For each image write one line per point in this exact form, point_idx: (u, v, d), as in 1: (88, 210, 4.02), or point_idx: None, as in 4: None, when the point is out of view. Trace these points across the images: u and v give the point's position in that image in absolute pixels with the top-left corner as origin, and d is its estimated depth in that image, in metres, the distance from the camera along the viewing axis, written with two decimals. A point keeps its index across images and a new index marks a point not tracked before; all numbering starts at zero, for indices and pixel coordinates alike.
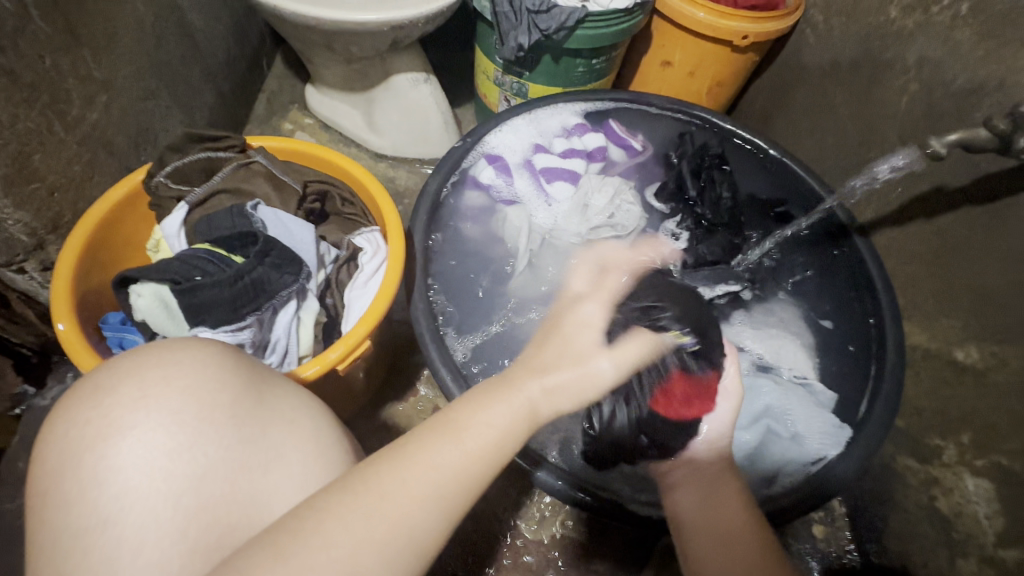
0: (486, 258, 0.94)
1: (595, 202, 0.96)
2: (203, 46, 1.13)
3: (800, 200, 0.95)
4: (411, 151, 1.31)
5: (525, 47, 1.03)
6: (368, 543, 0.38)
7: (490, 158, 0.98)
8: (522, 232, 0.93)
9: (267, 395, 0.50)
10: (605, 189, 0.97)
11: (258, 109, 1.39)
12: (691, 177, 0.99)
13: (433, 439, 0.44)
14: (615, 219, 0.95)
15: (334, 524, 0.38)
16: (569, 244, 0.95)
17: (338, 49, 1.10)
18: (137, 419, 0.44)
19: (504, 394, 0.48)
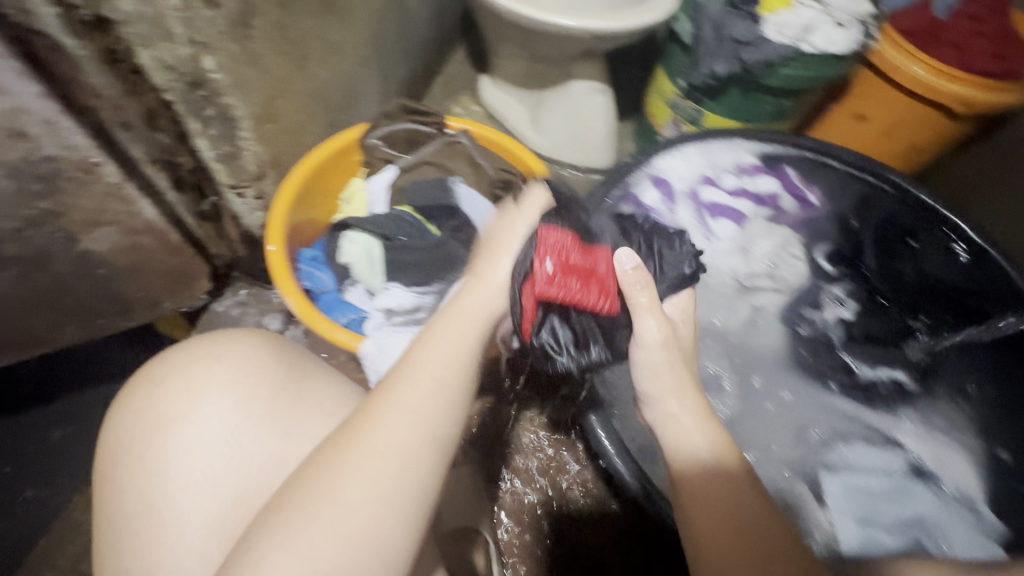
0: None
1: (759, 247, 0.91)
2: (410, 26, 1.22)
3: (1005, 292, 0.74)
4: (566, 157, 1.33)
5: (718, 75, 1.02)
6: (355, 492, 0.45)
7: (655, 181, 0.96)
8: None
9: (296, 388, 0.60)
10: (770, 238, 0.92)
11: (434, 90, 1.48)
12: (871, 246, 0.90)
13: (397, 379, 0.50)
14: (777, 269, 0.90)
15: (320, 488, 0.45)
16: (721, 285, 0.90)
17: (531, 48, 1.15)
18: (195, 416, 0.55)
19: (459, 330, 0.53)
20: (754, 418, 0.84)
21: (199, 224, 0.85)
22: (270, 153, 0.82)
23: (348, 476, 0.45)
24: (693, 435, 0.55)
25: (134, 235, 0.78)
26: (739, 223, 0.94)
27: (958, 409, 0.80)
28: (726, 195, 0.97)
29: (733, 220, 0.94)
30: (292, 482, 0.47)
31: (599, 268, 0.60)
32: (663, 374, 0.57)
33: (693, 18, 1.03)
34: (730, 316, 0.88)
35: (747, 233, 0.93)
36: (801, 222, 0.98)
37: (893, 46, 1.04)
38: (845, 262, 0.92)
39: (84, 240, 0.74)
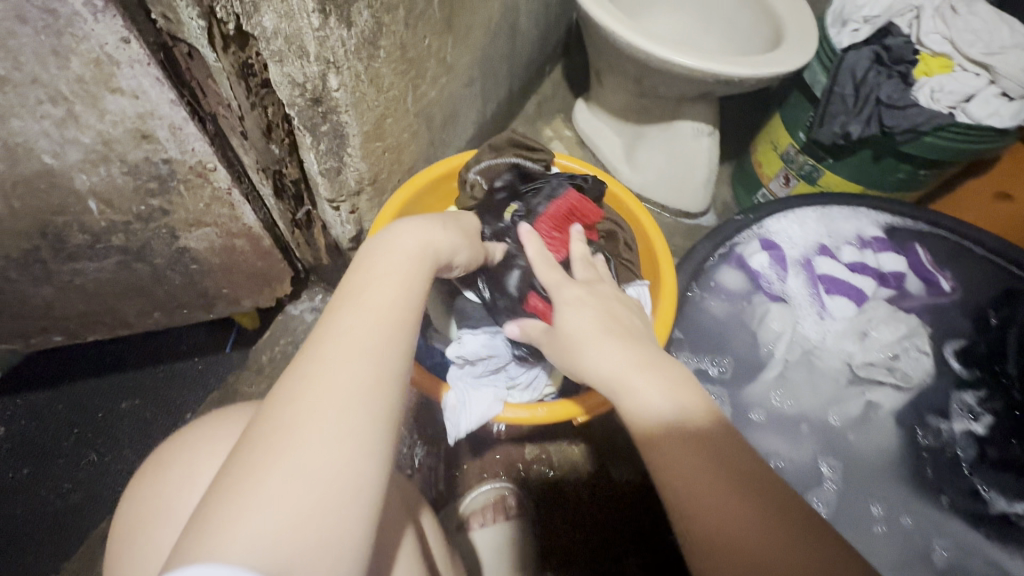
0: (733, 348, 0.84)
1: (878, 333, 0.81)
2: (517, 46, 1.19)
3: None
4: (658, 195, 1.26)
5: (852, 136, 0.91)
6: (286, 454, 0.34)
7: (766, 243, 0.88)
8: (783, 337, 0.82)
9: None
10: (895, 325, 0.81)
11: (527, 110, 1.45)
12: (1015, 352, 0.80)
13: (325, 324, 0.41)
14: (898, 362, 0.79)
15: (259, 459, 0.34)
16: (832, 370, 0.81)
17: (642, 82, 1.09)
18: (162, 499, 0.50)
19: (392, 274, 0.47)
20: (860, 532, 0.75)
21: (291, 230, 0.85)
22: (372, 170, 0.81)
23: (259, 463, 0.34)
24: (652, 396, 0.46)
25: (230, 237, 0.77)
26: (857, 302, 0.84)
27: None
28: (844, 269, 0.87)
29: (851, 297, 0.84)
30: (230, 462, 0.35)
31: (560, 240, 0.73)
32: (584, 321, 0.54)
33: (829, 71, 0.93)
34: (840, 407, 0.79)
35: (867, 314, 0.83)
36: (929, 310, 0.87)
37: None
38: (980, 365, 0.81)
39: (183, 237, 0.75)
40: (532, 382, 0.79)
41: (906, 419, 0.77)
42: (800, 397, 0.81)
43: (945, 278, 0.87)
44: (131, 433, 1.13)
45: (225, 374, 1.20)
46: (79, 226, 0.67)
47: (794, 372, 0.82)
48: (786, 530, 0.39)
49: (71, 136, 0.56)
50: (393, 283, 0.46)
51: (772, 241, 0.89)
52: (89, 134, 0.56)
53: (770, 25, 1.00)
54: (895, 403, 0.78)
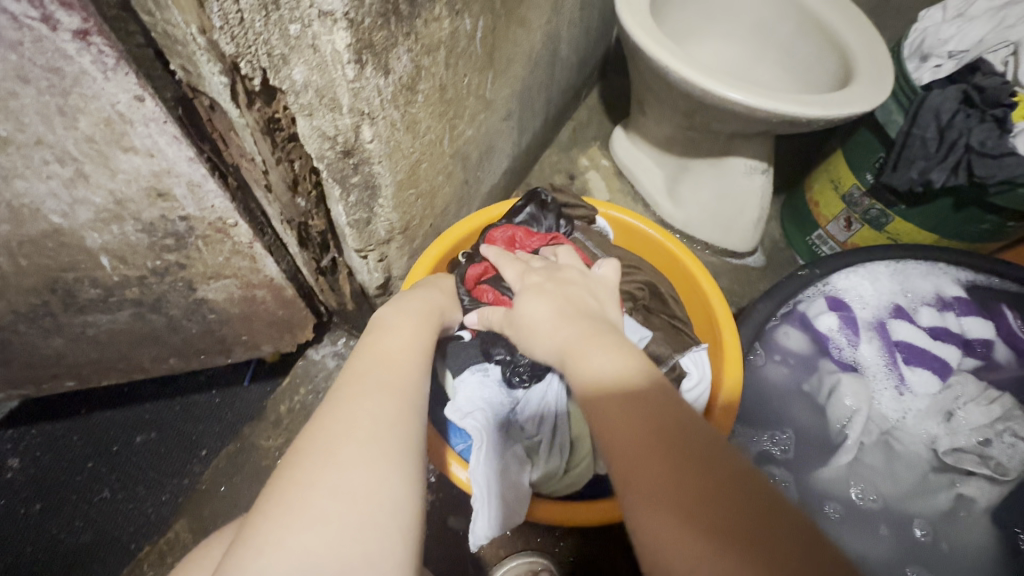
0: (802, 425, 0.74)
1: (967, 415, 0.72)
2: (556, 74, 1.12)
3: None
4: (702, 233, 1.18)
5: (933, 185, 0.81)
6: (317, 486, 0.35)
7: (835, 303, 0.79)
8: (859, 415, 0.72)
9: None
10: (988, 405, 0.72)
11: (562, 136, 1.38)
12: None
13: (347, 373, 0.44)
14: (993, 450, 0.70)
15: (311, 494, 0.34)
16: (914, 455, 0.72)
17: (692, 116, 1.01)
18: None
19: (402, 336, 0.51)
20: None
21: (315, 277, 0.79)
22: (403, 218, 0.75)
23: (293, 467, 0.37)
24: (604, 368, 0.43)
25: (251, 288, 0.72)
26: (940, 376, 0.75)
27: None
28: (925, 336, 0.78)
29: (933, 369, 0.75)
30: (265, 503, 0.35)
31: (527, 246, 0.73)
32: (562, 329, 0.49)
33: (907, 111, 0.84)
34: (926, 498, 0.70)
35: (953, 389, 0.74)
36: (1023, 381, 0.78)
37: None
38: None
39: (201, 289, 0.69)
40: (553, 443, 0.72)
41: (1008, 519, 0.67)
42: (880, 485, 0.71)
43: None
44: (143, 471, 1.08)
45: (241, 410, 1.15)
46: (90, 282, 0.62)
47: (872, 456, 0.72)
48: (746, 502, 0.33)
49: (82, 196, 0.51)
50: (406, 342, 0.50)
51: (841, 301, 0.79)
52: (101, 194, 0.51)
53: (838, 57, 0.92)
54: (994, 497, 0.68)
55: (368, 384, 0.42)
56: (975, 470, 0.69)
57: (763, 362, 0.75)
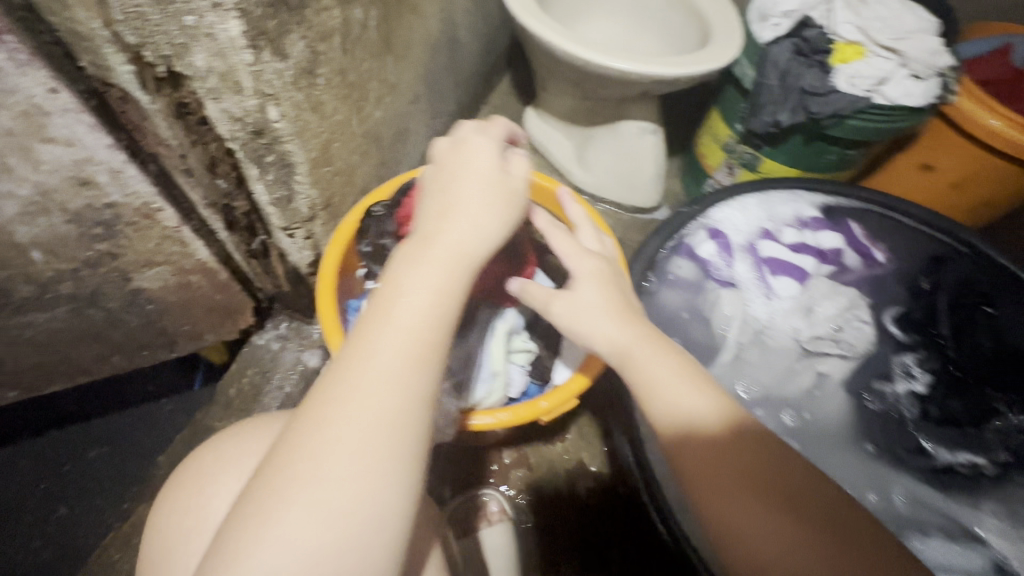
0: (691, 337, 0.88)
1: (823, 308, 0.86)
2: (460, 61, 1.21)
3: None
4: (612, 193, 1.30)
5: (782, 125, 0.97)
6: (320, 479, 0.39)
7: (711, 233, 0.93)
8: (734, 322, 0.87)
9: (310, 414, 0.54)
10: (837, 300, 0.87)
11: (478, 121, 1.47)
12: (945, 315, 0.86)
13: (353, 349, 0.43)
14: (843, 333, 0.84)
15: (318, 475, 0.39)
16: (782, 347, 0.86)
17: (584, 86, 1.12)
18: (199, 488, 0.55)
19: (425, 269, 0.46)
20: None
21: (247, 261, 0.85)
22: (323, 195, 0.82)
23: (295, 479, 0.39)
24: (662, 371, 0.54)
25: (185, 274, 0.77)
26: (800, 283, 0.89)
27: None
28: (786, 251, 0.92)
29: (792, 277, 0.89)
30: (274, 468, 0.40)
31: None
32: (596, 295, 0.58)
33: (756, 65, 0.99)
34: (794, 380, 0.84)
35: (810, 291, 0.88)
36: (870, 279, 0.93)
37: (968, 97, 0.99)
38: (919, 329, 0.85)
39: (135, 279, 0.74)
40: (480, 377, 0.74)
41: (854, 386, 0.83)
42: (755, 376, 0.85)
43: (879, 248, 0.93)
44: (101, 481, 1.10)
45: (196, 411, 1.18)
46: (24, 278, 0.67)
47: (748, 353, 0.86)
48: (775, 482, 0.50)
49: (6, 190, 0.56)
50: (424, 280, 0.45)
51: (717, 230, 0.93)
52: (27, 186, 0.56)
53: (698, 24, 1.05)
54: (842, 372, 0.83)
55: (386, 375, 0.42)
56: (827, 352, 0.84)
57: (655, 286, 0.87)
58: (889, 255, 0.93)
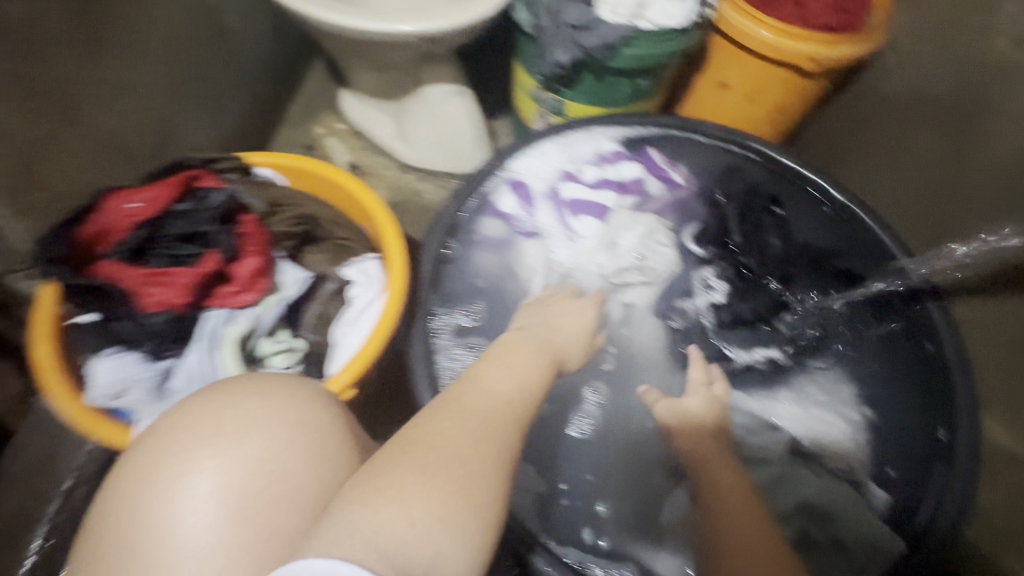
0: (502, 298, 0.85)
1: (624, 240, 0.88)
2: (238, 50, 1.10)
3: (862, 253, 0.83)
4: (440, 164, 1.25)
5: (562, 64, 0.96)
6: (420, 469, 0.44)
7: (512, 185, 0.90)
8: (538, 272, 0.87)
9: (301, 423, 0.53)
10: (637, 228, 0.89)
11: (293, 112, 1.36)
12: (736, 224, 0.90)
13: (451, 409, 0.52)
14: (646, 260, 0.87)
15: (407, 481, 0.43)
16: (591, 287, 0.86)
17: (370, 58, 1.05)
18: (179, 458, 0.49)
19: (519, 362, 0.62)
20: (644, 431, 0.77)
21: None
22: None
23: (399, 468, 0.44)
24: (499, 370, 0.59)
25: None
26: (601, 217, 0.91)
27: (834, 369, 0.82)
28: (587, 190, 0.92)
29: (595, 215, 0.91)
30: (371, 477, 0.44)
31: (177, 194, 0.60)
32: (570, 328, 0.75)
33: (529, 6, 0.96)
34: (606, 320, 0.83)
35: (612, 226, 0.90)
36: (676, 204, 0.93)
37: (740, 14, 1.00)
38: (714, 241, 0.90)
39: None
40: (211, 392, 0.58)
41: (659, 308, 0.86)
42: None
43: (680, 168, 0.93)
44: None
45: None
46: None
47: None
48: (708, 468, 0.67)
49: None
50: (528, 369, 0.62)
51: (518, 180, 0.90)
52: None
53: None
54: (648, 299, 0.85)
55: (471, 415, 0.51)
56: (631, 283, 0.86)
57: (457, 252, 0.84)
58: (687, 176, 0.93)
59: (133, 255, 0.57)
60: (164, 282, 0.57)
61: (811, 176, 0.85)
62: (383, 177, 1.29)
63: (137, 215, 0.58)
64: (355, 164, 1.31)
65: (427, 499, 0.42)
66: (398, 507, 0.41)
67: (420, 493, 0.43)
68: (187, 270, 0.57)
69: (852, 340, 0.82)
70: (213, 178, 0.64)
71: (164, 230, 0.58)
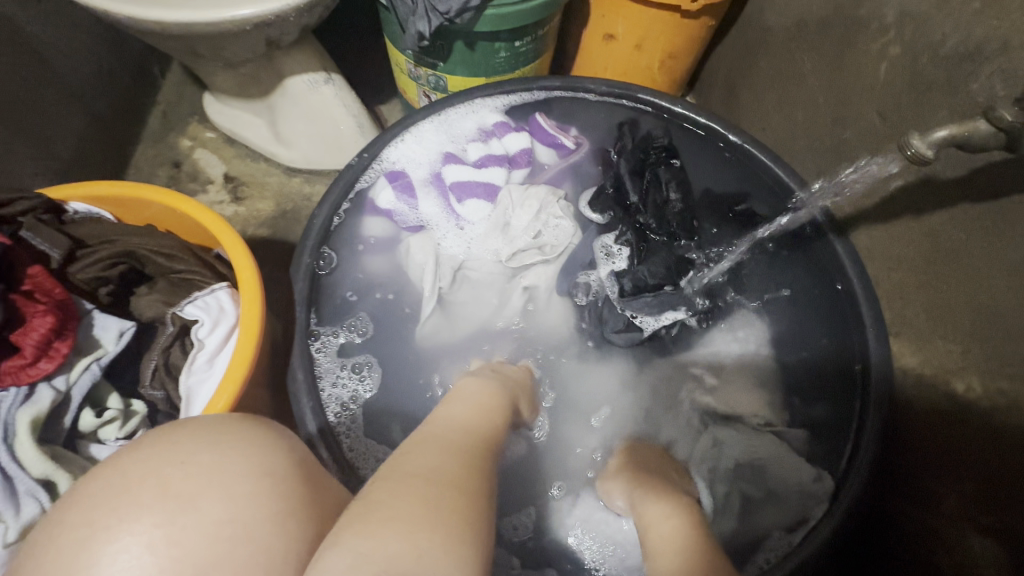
0: (397, 298, 0.79)
1: (518, 218, 0.80)
2: (52, 62, 0.94)
3: (764, 192, 0.81)
4: (326, 162, 1.14)
5: (427, 36, 0.86)
6: (410, 500, 0.37)
7: (386, 178, 0.81)
8: (427, 268, 0.77)
9: (232, 447, 0.38)
10: (529, 207, 0.80)
11: (151, 126, 1.20)
12: (631, 178, 0.83)
13: (418, 444, 0.46)
14: (543, 237, 0.79)
15: (394, 512, 0.35)
16: (489, 274, 0.79)
17: (207, 54, 0.92)
18: (87, 520, 0.34)
19: (480, 397, 0.59)
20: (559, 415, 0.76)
21: None
22: None
23: (377, 512, 0.36)
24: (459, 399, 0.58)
25: None
26: (489, 198, 0.83)
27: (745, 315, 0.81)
28: (471, 171, 0.83)
29: (484, 196, 0.82)
30: (347, 519, 0.36)
31: None
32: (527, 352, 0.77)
33: None
34: (507, 304, 0.78)
35: (502, 206, 0.81)
36: (570, 168, 0.89)
37: None
38: (614, 205, 0.83)
39: None
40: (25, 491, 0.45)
41: (563, 287, 0.80)
42: (469, 315, 0.78)
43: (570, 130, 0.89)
44: None
45: None
46: None
47: (456, 295, 0.79)
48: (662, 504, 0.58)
49: None
50: (490, 404, 0.58)
51: (392, 173, 0.82)
52: None
53: None
54: (548, 277, 0.79)
55: (439, 448, 0.45)
56: (530, 265, 0.79)
57: (332, 261, 0.76)
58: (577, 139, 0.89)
59: None
60: None
61: (701, 119, 0.83)
62: (266, 185, 1.16)
63: None
64: (231, 174, 1.17)
65: (427, 531, 0.35)
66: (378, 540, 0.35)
67: (422, 526, 0.35)
68: None
69: (762, 273, 0.82)
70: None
71: None
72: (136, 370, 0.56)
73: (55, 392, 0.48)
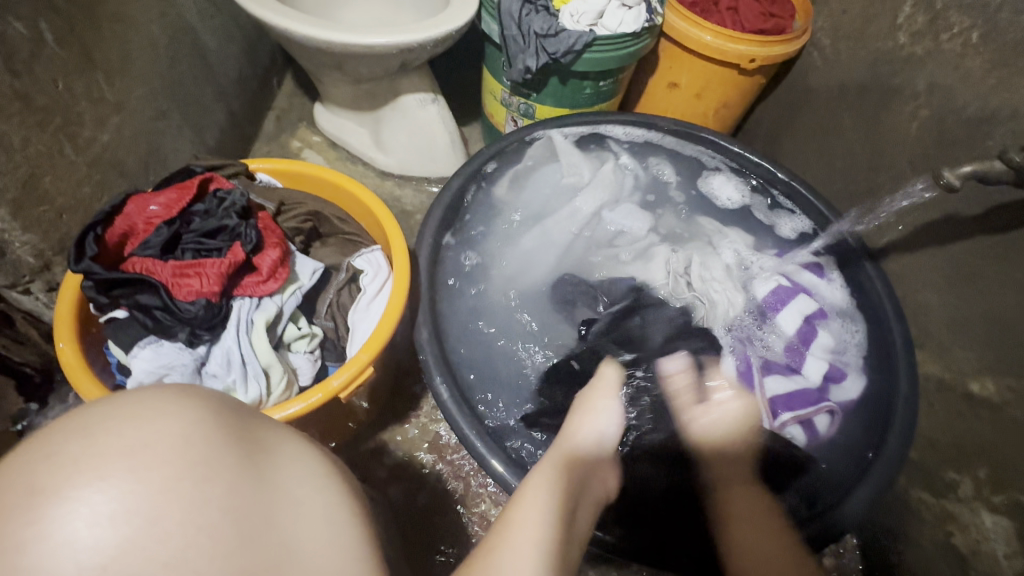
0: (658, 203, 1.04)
1: (711, 276, 0.92)
2: (215, 66, 1.13)
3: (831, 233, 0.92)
4: (418, 170, 1.31)
5: (532, 70, 1.04)
6: None
7: (825, 265, 0.93)
8: (676, 223, 1.02)
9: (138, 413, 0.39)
10: (722, 280, 0.92)
11: (267, 128, 1.38)
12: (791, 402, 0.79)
13: None
14: (703, 295, 0.90)
15: None
16: (658, 257, 0.95)
17: (347, 70, 1.10)
18: (77, 448, 0.37)
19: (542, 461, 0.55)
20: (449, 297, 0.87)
21: None
22: (54, 239, 0.75)
23: None
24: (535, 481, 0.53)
25: None
26: (770, 295, 0.90)
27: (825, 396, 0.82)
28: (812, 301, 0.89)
29: (782, 306, 0.88)
30: None
31: (190, 193, 0.62)
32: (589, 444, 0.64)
33: (496, 19, 1.05)
34: (637, 270, 0.94)
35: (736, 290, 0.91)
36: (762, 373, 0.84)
37: (684, 20, 1.12)
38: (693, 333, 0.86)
39: None
40: (249, 375, 0.57)
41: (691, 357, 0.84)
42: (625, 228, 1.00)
43: (785, 418, 0.79)
44: None
45: None
46: None
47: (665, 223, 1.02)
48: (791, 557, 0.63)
49: None
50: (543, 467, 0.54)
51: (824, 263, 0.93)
52: None
53: None
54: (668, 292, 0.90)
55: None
56: (668, 282, 0.91)
57: (644, 148, 1.05)
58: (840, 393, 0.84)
59: (159, 253, 0.57)
60: (196, 272, 0.55)
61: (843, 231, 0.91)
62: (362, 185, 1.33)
63: (157, 216, 0.59)
64: None
65: None
66: (321, 514, 0.42)
67: None
68: (216, 260, 0.56)
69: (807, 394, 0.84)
70: (226, 182, 0.66)
71: (185, 227, 0.59)
72: (313, 303, 0.71)
73: (276, 305, 0.61)
